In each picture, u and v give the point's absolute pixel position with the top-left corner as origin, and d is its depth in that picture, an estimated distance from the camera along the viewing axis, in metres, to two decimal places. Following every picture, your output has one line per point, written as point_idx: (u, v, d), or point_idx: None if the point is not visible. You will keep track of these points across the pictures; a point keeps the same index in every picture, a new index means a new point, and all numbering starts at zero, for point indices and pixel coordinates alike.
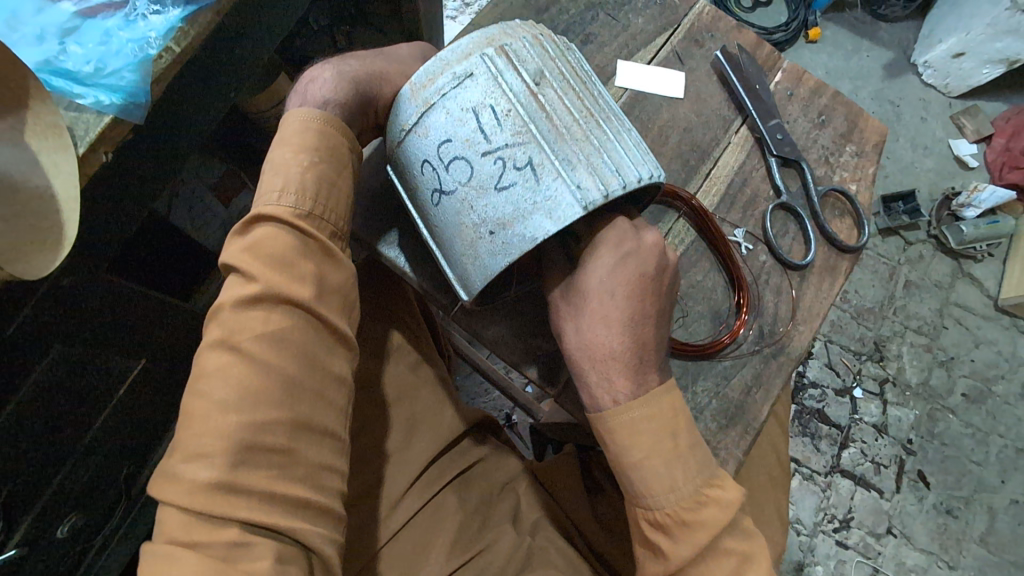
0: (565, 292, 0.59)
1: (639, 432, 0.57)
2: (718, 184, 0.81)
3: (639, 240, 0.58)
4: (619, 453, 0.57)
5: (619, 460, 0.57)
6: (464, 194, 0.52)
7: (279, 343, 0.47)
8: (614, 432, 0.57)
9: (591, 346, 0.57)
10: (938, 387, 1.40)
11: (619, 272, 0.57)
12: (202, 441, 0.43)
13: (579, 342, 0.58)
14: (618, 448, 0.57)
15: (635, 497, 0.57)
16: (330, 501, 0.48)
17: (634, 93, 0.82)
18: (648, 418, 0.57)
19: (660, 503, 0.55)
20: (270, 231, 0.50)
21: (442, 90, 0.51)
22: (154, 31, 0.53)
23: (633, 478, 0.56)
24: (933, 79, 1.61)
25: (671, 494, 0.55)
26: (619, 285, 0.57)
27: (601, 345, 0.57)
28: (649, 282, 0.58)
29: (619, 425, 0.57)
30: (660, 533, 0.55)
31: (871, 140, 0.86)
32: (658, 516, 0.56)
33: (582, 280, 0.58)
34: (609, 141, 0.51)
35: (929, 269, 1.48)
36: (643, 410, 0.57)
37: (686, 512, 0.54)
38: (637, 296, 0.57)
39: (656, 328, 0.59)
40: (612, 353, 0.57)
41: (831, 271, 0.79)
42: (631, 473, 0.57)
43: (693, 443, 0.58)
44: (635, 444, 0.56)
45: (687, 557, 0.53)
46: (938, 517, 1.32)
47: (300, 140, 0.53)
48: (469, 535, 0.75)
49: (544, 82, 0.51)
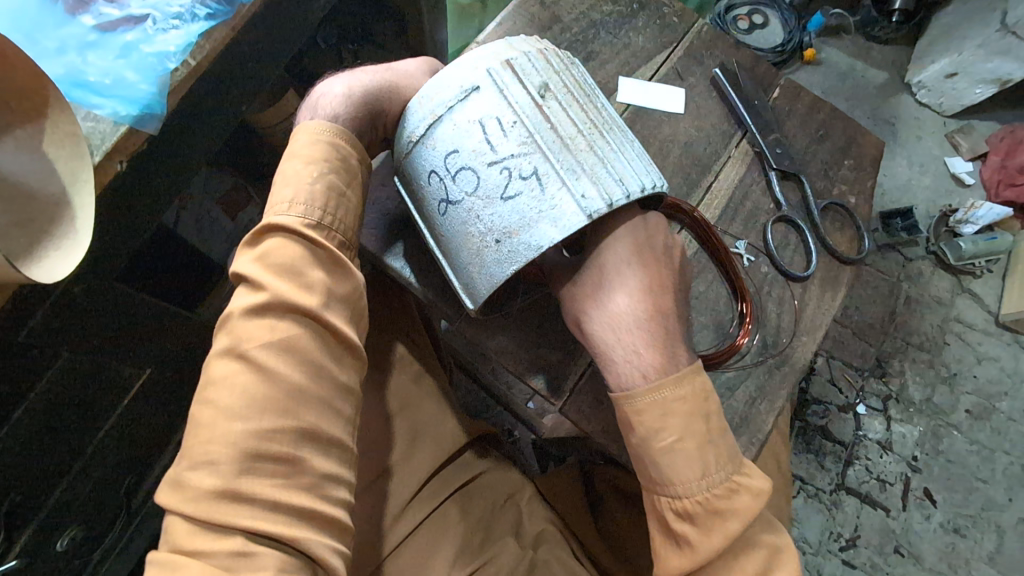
0: (573, 275, 0.60)
1: (671, 414, 0.56)
2: (720, 197, 0.82)
3: (649, 222, 0.60)
4: (648, 436, 0.56)
5: (649, 444, 0.56)
6: (470, 204, 0.52)
7: (288, 350, 0.47)
8: (643, 412, 0.56)
9: (611, 315, 0.58)
10: (942, 404, 1.40)
11: (633, 247, 0.58)
12: (209, 449, 0.44)
13: (603, 313, 0.58)
14: (646, 432, 0.56)
15: (659, 486, 0.56)
16: (337, 512, 0.47)
17: (636, 109, 0.84)
18: (678, 399, 0.56)
19: (690, 492, 0.55)
20: (281, 242, 0.50)
21: (449, 103, 0.52)
22: (172, 45, 0.54)
23: (662, 463, 0.56)
24: (927, 99, 1.64)
25: (702, 482, 0.55)
26: (636, 257, 0.58)
27: (624, 314, 0.57)
28: (661, 255, 0.60)
29: (647, 405, 0.56)
30: (685, 522, 0.55)
31: (868, 155, 0.88)
32: (684, 502, 0.55)
33: (599, 256, 0.58)
34: (611, 152, 0.52)
35: (929, 285, 1.49)
36: (675, 391, 0.56)
37: (717, 501, 0.54)
38: (652, 266, 0.59)
39: (672, 305, 0.60)
40: (636, 322, 0.57)
41: (833, 283, 0.80)
42: (662, 460, 0.56)
43: (722, 429, 0.58)
44: (665, 427, 0.56)
45: (717, 547, 0.53)
46: (946, 535, 1.31)
47: (312, 151, 0.53)
48: (470, 552, 0.75)
49: (549, 95, 0.52)
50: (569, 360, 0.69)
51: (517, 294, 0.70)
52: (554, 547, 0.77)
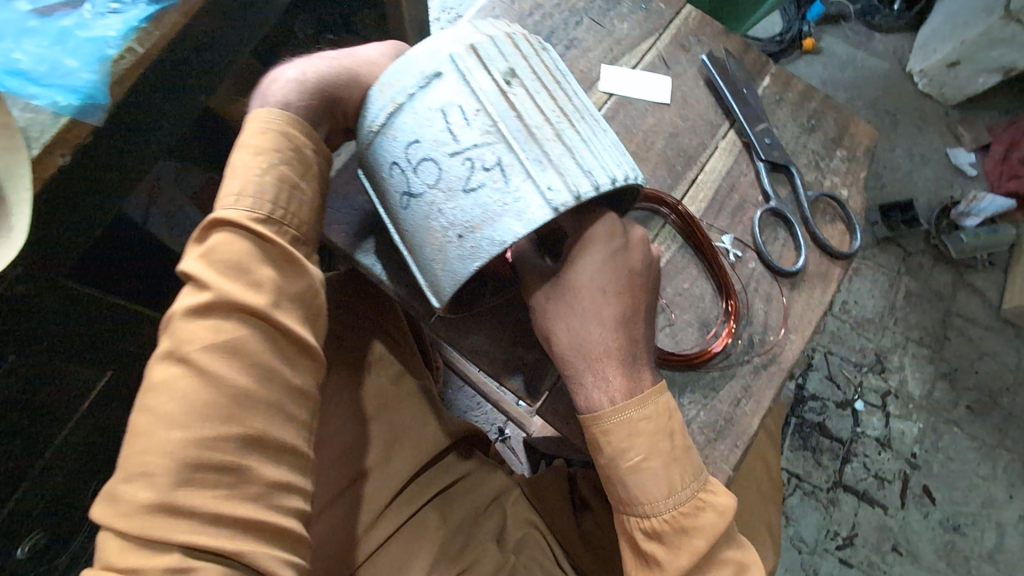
0: (548, 292, 0.57)
1: (637, 433, 0.54)
2: (705, 190, 0.79)
3: (629, 238, 0.57)
4: (614, 455, 0.54)
5: (616, 464, 0.54)
6: (432, 197, 0.49)
7: (233, 352, 0.46)
8: (610, 432, 0.54)
9: (582, 342, 0.55)
10: (942, 400, 1.37)
11: (609, 270, 0.55)
12: (144, 460, 0.43)
13: (573, 338, 0.55)
14: (612, 452, 0.55)
15: (627, 506, 0.54)
16: (286, 522, 0.47)
17: (619, 98, 0.81)
18: (643, 418, 0.55)
19: (657, 510, 0.53)
20: (226, 236, 0.48)
21: (410, 90, 0.49)
22: (113, 30, 0.52)
23: (631, 482, 0.54)
24: (929, 88, 1.60)
25: (670, 499, 0.53)
26: (610, 281, 0.55)
27: (594, 341, 0.55)
28: (637, 278, 0.57)
29: (614, 426, 0.54)
30: (654, 541, 0.53)
31: (861, 145, 0.84)
32: (651, 523, 0.53)
33: (572, 278, 0.56)
34: (581, 143, 0.49)
35: (929, 279, 1.45)
36: (639, 411, 0.55)
37: (686, 518, 0.53)
38: (627, 291, 0.56)
39: (644, 328, 0.58)
40: (606, 350, 0.55)
41: (823, 278, 0.77)
42: (629, 480, 0.54)
43: (688, 446, 0.56)
44: (631, 446, 0.54)
45: (686, 567, 0.51)
46: (946, 533, 1.28)
47: (262, 141, 0.50)
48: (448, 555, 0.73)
49: (515, 81, 0.49)
50: (547, 359, 0.67)
51: (485, 290, 0.66)
52: (535, 553, 0.77)
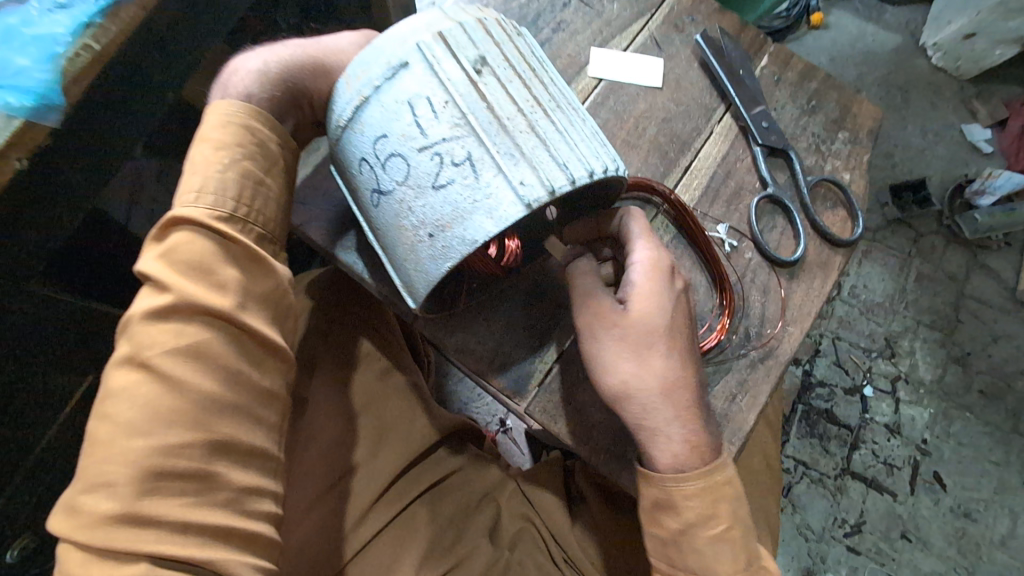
0: (625, 331, 0.56)
1: (720, 502, 0.56)
2: (700, 177, 0.76)
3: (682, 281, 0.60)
4: (697, 522, 0.56)
5: (691, 532, 0.56)
6: (402, 194, 0.47)
7: (196, 357, 0.45)
8: (693, 498, 0.56)
9: (668, 378, 0.56)
10: (953, 385, 1.33)
11: (675, 314, 0.58)
12: (104, 470, 0.41)
13: (661, 374, 0.56)
14: (691, 519, 0.56)
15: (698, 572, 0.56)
16: (256, 526, 0.46)
17: (609, 83, 0.77)
18: (723, 484, 0.57)
19: None
20: (187, 236, 0.46)
21: (376, 82, 0.47)
22: (62, 27, 0.49)
23: (706, 551, 0.56)
24: (943, 62, 1.54)
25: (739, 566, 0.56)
26: (677, 325, 0.58)
27: (676, 386, 0.56)
28: (690, 319, 0.60)
29: (699, 492, 0.56)
30: None
31: (865, 126, 0.80)
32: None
33: (648, 321, 0.56)
34: (560, 136, 0.46)
35: (941, 262, 1.41)
36: (722, 476, 0.56)
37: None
38: (689, 333, 0.59)
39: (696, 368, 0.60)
40: (686, 396, 0.56)
41: (823, 267, 0.74)
42: (706, 547, 0.56)
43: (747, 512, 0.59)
44: (715, 515, 0.56)
45: None
46: (956, 520, 1.26)
47: (222, 135, 0.49)
48: (439, 549, 0.73)
49: (486, 70, 0.46)
50: (535, 355, 0.65)
51: (462, 286, 0.65)
52: (530, 548, 0.77)
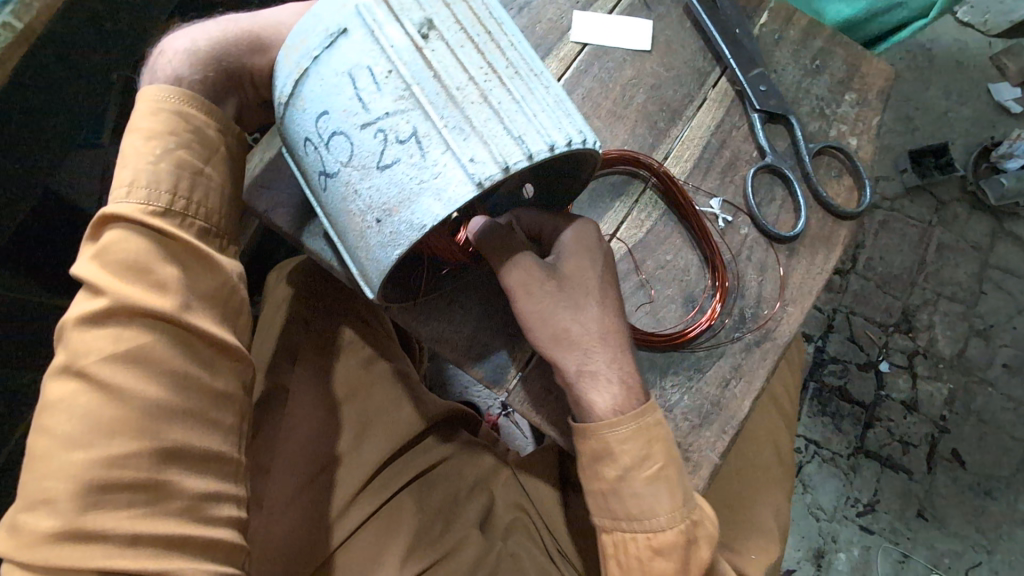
0: (559, 283, 0.54)
1: (655, 440, 0.53)
2: (691, 147, 0.70)
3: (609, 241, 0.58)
4: (632, 465, 0.53)
5: (630, 476, 0.53)
6: (348, 176, 0.43)
7: (137, 361, 0.42)
8: (626, 440, 0.53)
9: (601, 330, 0.55)
10: (975, 359, 1.27)
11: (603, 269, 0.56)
12: (43, 486, 0.39)
13: (599, 320, 0.55)
14: (627, 463, 0.53)
15: (633, 517, 0.53)
16: (216, 533, 0.43)
17: (593, 49, 0.71)
18: (658, 425, 0.54)
19: (671, 521, 0.53)
20: (120, 234, 0.44)
21: (314, 52, 0.42)
22: None
23: (643, 491, 0.53)
24: (969, 17, 1.43)
25: (679, 512, 0.53)
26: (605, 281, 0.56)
27: (596, 339, 0.54)
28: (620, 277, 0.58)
29: (633, 432, 0.53)
30: (663, 557, 0.53)
31: (875, 87, 0.74)
32: (663, 537, 0.53)
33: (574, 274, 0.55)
34: (515, 104, 0.41)
35: (964, 230, 1.33)
36: (654, 415, 0.54)
37: (696, 528, 0.54)
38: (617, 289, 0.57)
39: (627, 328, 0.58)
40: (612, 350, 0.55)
41: (826, 241, 0.69)
42: (643, 488, 0.53)
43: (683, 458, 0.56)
44: (649, 456, 0.53)
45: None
46: (976, 499, 1.21)
47: (153, 124, 0.47)
48: (428, 539, 0.70)
49: (433, 34, 0.41)
50: (515, 343, 0.61)
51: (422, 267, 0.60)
52: (523, 539, 0.74)
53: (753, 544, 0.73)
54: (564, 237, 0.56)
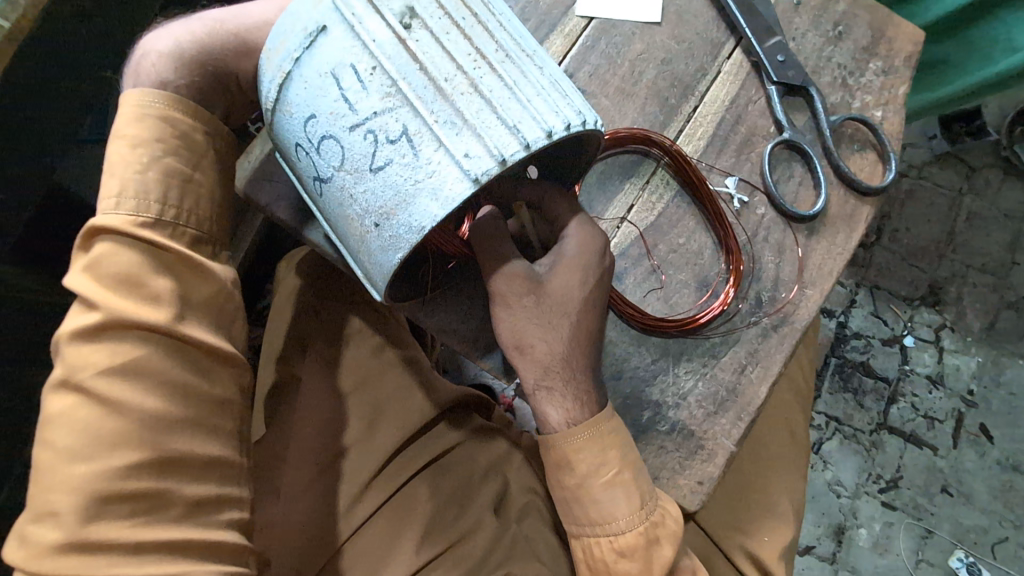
0: (538, 298, 0.52)
1: (609, 447, 0.53)
2: (705, 125, 0.67)
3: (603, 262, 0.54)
4: (588, 472, 0.53)
5: (589, 484, 0.53)
6: (342, 180, 0.42)
7: (133, 373, 0.42)
8: (581, 449, 0.53)
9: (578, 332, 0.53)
10: (1007, 332, 1.22)
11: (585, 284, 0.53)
12: (49, 498, 0.39)
13: (569, 338, 0.53)
14: (585, 471, 0.53)
15: (594, 524, 0.53)
16: (221, 535, 0.43)
17: (600, 23, 0.68)
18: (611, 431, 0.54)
19: (630, 523, 0.52)
20: (109, 247, 0.44)
21: (294, 53, 0.41)
22: None
23: (601, 498, 0.53)
24: None
25: (638, 514, 0.52)
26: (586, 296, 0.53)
27: (556, 358, 0.53)
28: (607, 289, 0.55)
29: (587, 440, 0.53)
30: (626, 559, 0.52)
31: (903, 51, 0.69)
32: (624, 539, 0.52)
33: (557, 288, 0.52)
34: (507, 91, 0.39)
35: (996, 199, 1.27)
36: (610, 422, 0.54)
37: (656, 528, 0.52)
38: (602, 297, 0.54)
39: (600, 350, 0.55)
40: (568, 366, 0.53)
41: (848, 219, 0.66)
42: (602, 495, 0.52)
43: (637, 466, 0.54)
44: (604, 462, 0.53)
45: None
46: (1003, 474, 1.18)
47: (137, 130, 0.46)
48: (447, 519, 0.70)
49: (416, 23, 0.39)
50: None
51: (427, 259, 0.58)
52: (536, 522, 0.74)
53: (765, 530, 0.72)
54: (563, 246, 0.53)
